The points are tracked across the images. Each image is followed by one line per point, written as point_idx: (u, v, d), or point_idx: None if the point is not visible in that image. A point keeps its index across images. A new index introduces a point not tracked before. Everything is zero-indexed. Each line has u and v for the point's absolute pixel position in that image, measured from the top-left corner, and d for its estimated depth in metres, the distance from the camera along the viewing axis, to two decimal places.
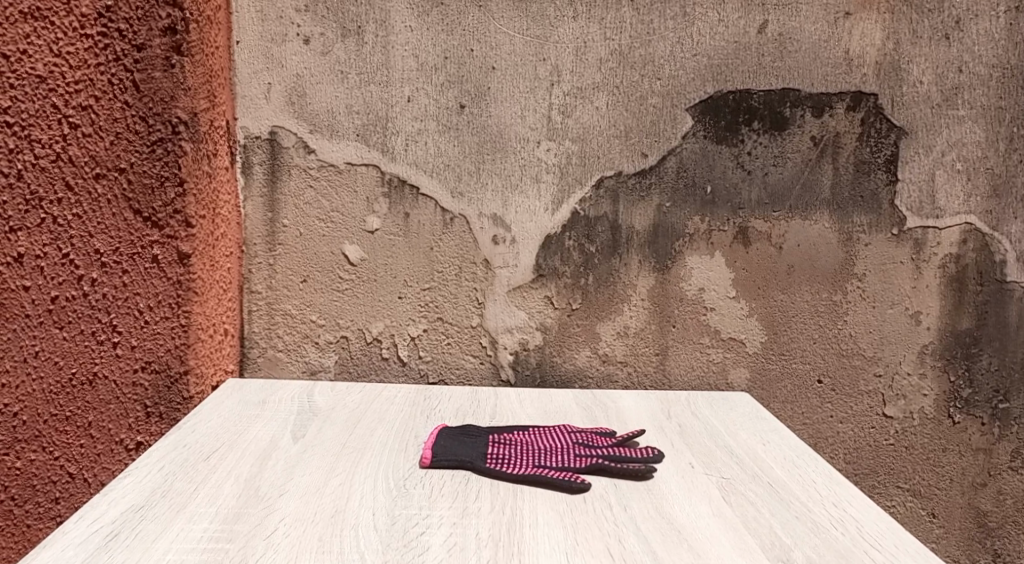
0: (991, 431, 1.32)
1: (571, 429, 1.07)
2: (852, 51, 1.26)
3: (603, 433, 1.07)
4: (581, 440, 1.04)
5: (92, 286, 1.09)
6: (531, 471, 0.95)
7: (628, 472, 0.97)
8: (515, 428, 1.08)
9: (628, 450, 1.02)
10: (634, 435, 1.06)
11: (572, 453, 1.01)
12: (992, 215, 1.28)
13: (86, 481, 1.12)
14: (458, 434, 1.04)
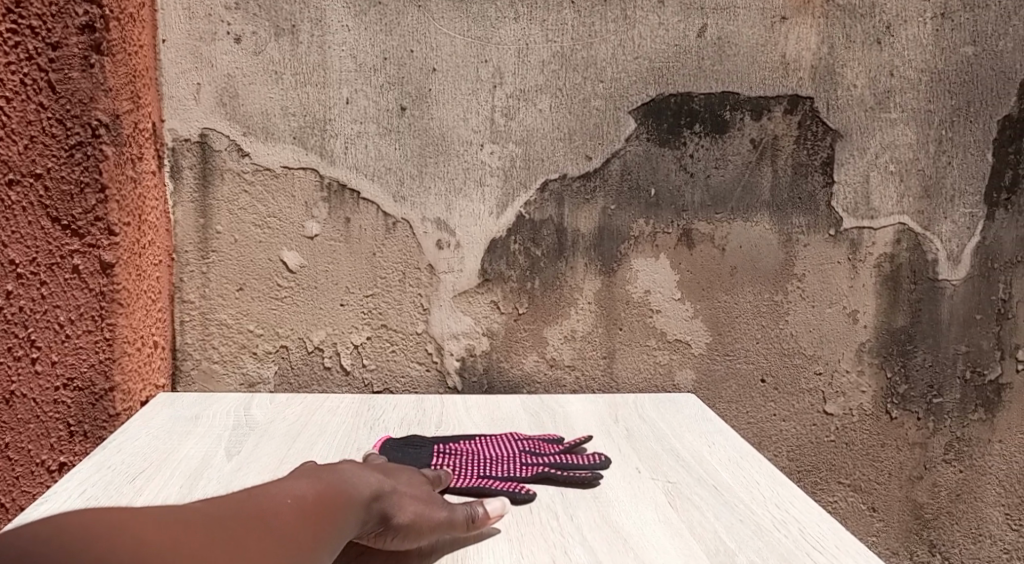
0: (926, 425, 1.35)
1: (517, 438, 1.06)
2: (788, 55, 1.28)
3: (551, 441, 1.06)
4: (528, 448, 1.02)
5: (6, 300, 1.01)
6: (476, 482, 0.93)
7: (575, 480, 0.95)
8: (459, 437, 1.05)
9: (576, 457, 1.00)
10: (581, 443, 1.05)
11: (520, 462, 0.99)
12: (924, 216, 1.32)
13: (3, 507, 1.06)
14: (400, 445, 1.01)
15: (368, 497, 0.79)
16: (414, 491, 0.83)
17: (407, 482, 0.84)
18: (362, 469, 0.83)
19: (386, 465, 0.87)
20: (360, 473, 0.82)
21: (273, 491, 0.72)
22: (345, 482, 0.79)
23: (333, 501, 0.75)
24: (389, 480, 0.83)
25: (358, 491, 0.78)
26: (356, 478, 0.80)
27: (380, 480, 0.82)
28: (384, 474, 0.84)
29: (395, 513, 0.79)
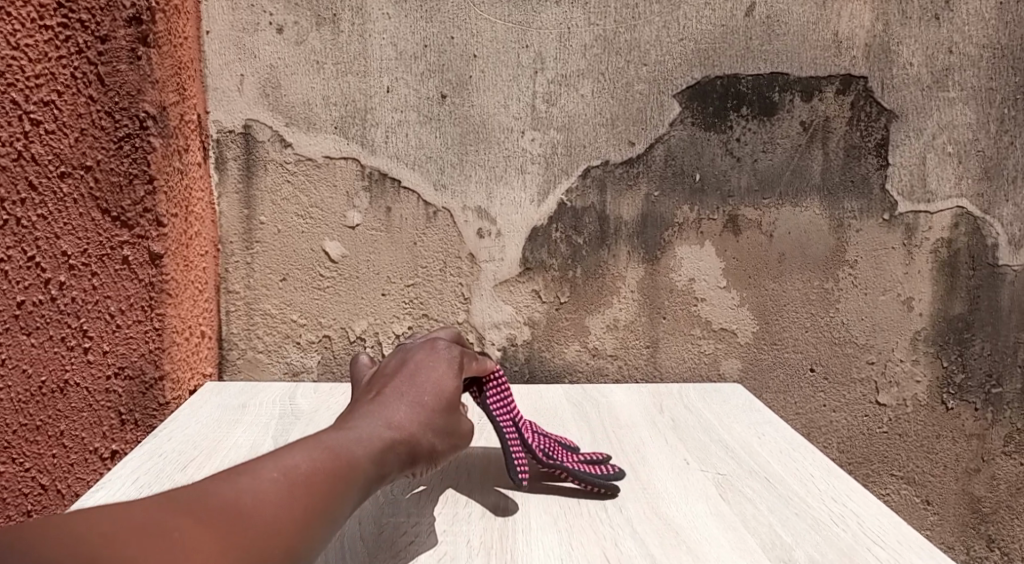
0: (984, 416, 1.31)
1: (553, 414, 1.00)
2: (841, 33, 1.24)
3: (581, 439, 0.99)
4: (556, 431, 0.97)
5: (60, 291, 1.04)
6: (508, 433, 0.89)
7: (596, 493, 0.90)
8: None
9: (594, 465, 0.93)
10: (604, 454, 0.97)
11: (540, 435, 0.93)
12: (984, 199, 1.26)
13: (60, 493, 1.09)
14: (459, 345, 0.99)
15: (378, 439, 0.73)
16: (434, 425, 0.80)
17: (425, 413, 0.80)
18: (371, 419, 0.76)
19: (394, 387, 0.81)
20: (362, 416, 0.76)
21: (268, 459, 0.65)
22: (352, 436, 0.72)
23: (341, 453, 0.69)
24: (405, 420, 0.77)
25: (366, 438, 0.73)
26: (357, 424, 0.74)
27: (388, 416, 0.76)
28: (391, 406, 0.78)
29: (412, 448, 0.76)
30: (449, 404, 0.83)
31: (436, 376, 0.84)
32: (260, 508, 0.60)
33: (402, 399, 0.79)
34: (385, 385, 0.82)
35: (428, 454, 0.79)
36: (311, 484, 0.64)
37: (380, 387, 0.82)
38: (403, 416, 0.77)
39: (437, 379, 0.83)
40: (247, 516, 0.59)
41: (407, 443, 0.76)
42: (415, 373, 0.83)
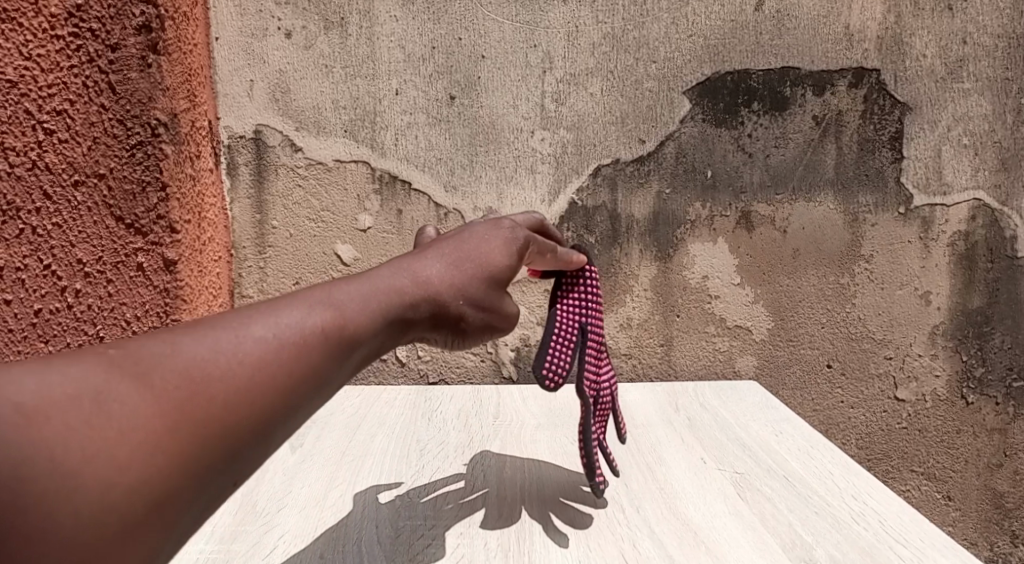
0: (1006, 410, 1.29)
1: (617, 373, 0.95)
2: (852, 26, 1.22)
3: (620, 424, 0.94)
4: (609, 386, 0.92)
5: (75, 298, 1.05)
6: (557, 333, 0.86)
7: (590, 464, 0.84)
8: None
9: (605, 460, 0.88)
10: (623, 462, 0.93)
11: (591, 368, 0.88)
12: (1001, 190, 1.25)
13: None
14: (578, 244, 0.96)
15: (399, 293, 0.64)
16: (467, 289, 0.71)
17: (461, 276, 0.71)
18: (399, 275, 0.66)
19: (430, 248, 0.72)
20: (385, 268, 0.66)
21: (252, 310, 0.56)
22: (371, 286, 0.62)
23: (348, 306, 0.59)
24: (436, 281, 0.68)
25: (386, 289, 0.63)
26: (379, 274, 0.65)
27: (414, 273, 0.67)
28: (420, 264, 0.69)
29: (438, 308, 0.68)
30: (488, 268, 0.74)
31: (481, 246, 0.75)
32: (226, 372, 0.51)
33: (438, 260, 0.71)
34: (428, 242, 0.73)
35: (454, 320, 0.70)
36: (306, 345, 0.55)
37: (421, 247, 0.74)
38: (431, 276, 0.68)
39: (479, 243, 0.75)
40: (210, 384, 0.50)
41: (432, 301, 0.67)
42: (456, 237, 0.75)
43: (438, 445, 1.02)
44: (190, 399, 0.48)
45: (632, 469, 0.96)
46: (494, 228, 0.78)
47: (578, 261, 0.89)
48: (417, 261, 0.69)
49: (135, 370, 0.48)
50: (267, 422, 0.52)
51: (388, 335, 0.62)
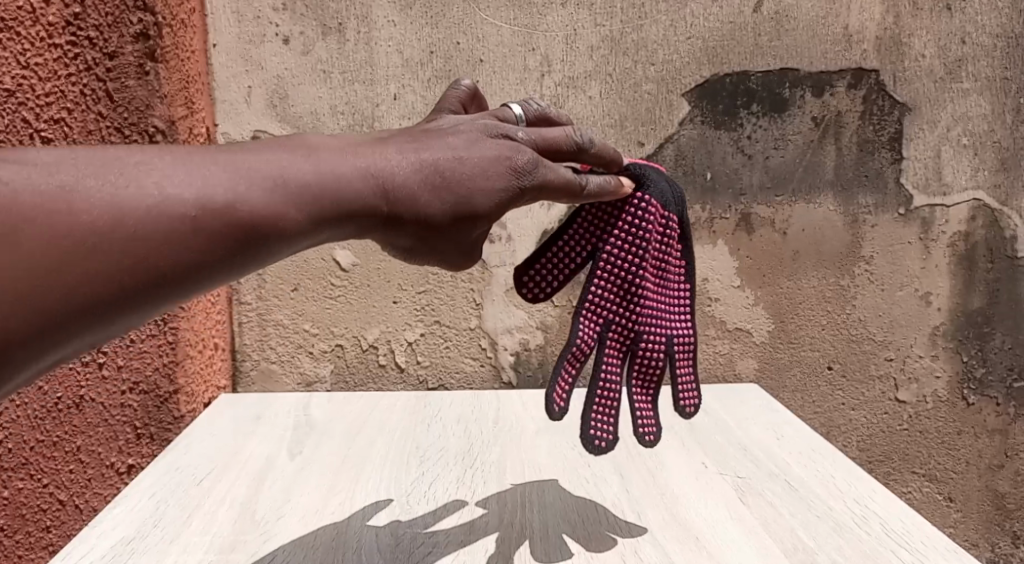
0: (1006, 410, 1.29)
1: (664, 318, 0.87)
2: (851, 27, 1.22)
3: (652, 379, 0.86)
4: (638, 327, 0.85)
5: None
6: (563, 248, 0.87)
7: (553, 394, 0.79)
8: (676, 239, 0.90)
9: (606, 407, 0.82)
10: (649, 422, 0.84)
11: (601, 299, 0.84)
12: (1001, 190, 1.24)
13: (78, 508, 1.08)
14: (650, 174, 0.89)
15: (331, 179, 0.62)
16: (428, 192, 0.67)
17: (425, 180, 0.67)
18: (355, 164, 0.64)
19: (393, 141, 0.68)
20: (322, 149, 0.64)
21: (180, 166, 0.56)
22: (312, 176, 0.61)
23: (257, 185, 0.58)
24: (393, 180, 0.65)
25: (318, 177, 0.61)
26: (314, 155, 0.63)
27: (358, 163, 0.64)
28: (371, 154, 0.65)
29: (382, 210, 0.64)
30: (457, 180, 0.68)
31: (468, 155, 0.69)
32: (105, 237, 0.51)
33: (407, 157, 0.67)
34: (413, 132, 0.70)
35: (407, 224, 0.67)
36: (213, 224, 0.55)
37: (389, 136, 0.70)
38: (378, 167, 0.65)
39: (451, 149, 0.69)
40: (85, 249, 0.50)
41: (382, 201, 0.64)
42: (428, 142, 0.69)
43: (439, 451, 1.02)
44: (74, 248, 0.50)
45: (633, 474, 0.95)
46: (484, 142, 0.72)
47: (611, 193, 0.80)
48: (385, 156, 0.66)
49: (0, 224, 0.47)
50: (153, 285, 0.53)
51: (314, 225, 0.60)
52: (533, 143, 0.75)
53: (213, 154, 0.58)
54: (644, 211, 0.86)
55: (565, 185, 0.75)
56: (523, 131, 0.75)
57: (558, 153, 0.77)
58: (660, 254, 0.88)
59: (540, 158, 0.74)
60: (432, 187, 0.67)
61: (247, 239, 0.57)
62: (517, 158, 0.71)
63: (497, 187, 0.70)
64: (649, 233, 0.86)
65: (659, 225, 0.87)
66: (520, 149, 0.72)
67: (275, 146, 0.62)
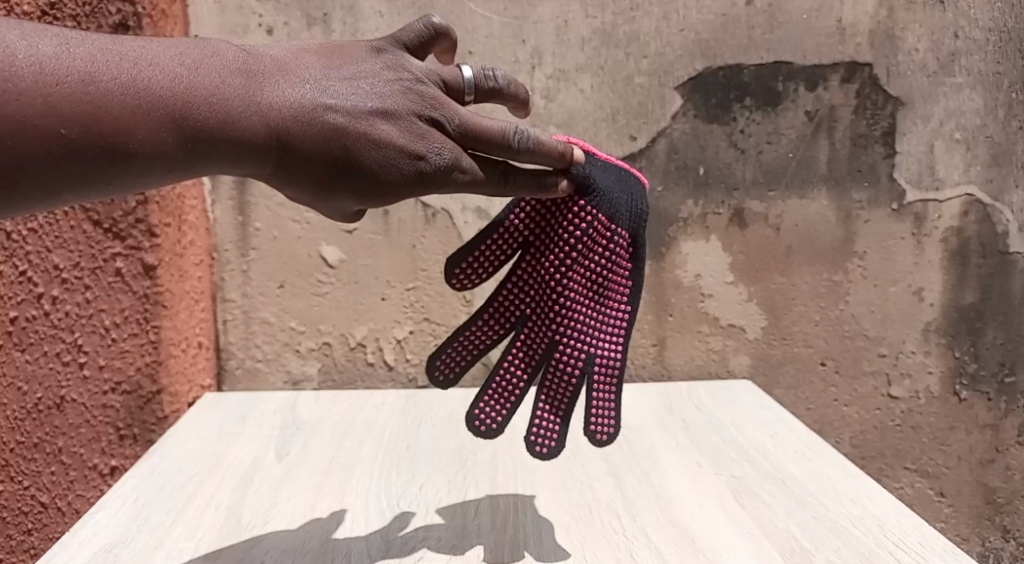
0: (998, 406, 1.29)
1: (588, 332, 0.84)
2: (844, 20, 1.21)
3: (561, 396, 0.83)
4: (553, 330, 0.83)
5: (53, 306, 1.02)
6: (508, 228, 0.85)
7: (451, 373, 0.84)
8: (626, 257, 0.86)
9: (498, 395, 0.83)
10: (547, 434, 0.82)
11: (518, 290, 0.86)
12: (994, 185, 1.24)
13: (60, 510, 1.06)
14: (611, 185, 0.85)
15: (226, 122, 0.62)
16: (324, 152, 0.66)
17: (328, 140, 0.66)
18: (256, 109, 0.63)
19: (315, 82, 0.67)
20: (231, 76, 0.63)
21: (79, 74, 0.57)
22: (204, 117, 0.61)
23: (145, 118, 0.59)
24: (289, 133, 0.65)
25: (212, 118, 0.62)
26: (220, 85, 0.63)
27: (263, 107, 0.64)
28: (281, 99, 0.65)
29: (270, 162, 0.66)
30: (359, 156, 0.67)
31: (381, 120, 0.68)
32: None
33: (313, 111, 0.65)
34: (340, 73, 0.69)
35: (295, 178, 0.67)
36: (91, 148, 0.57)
37: (316, 73, 0.68)
38: (281, 117, 0.64)
39: (364, 113, 0.67)
40: None
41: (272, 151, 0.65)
42: (348, 99, 0.67)
43: (430, 452, 1.00)
44: None
45: (627, 474, 0.94)
46: (406, 119, 0.69)
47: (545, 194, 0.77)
48: (289, 104, 0.65)
49: None
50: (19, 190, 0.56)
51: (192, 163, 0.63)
52: (463, 132, 0.71)
53: (113, 60, 0.59)
54: (585, 220, 0.83)
55: (480, 184, 0.73)
56: (456, 119, 0.71)
57: (489, 146, 0.73)
58: (600, 267, 0.85)
59: (459, 154, 0.71)
60: (328, 157, 0.66)
61: (120, 171, 0.59)
62: (428, 155, 0.69)
63: (398, 180, 0.68)
64: (585, 241, 0.83)
65: (603, 238, 0.85)
66: (438, 143, 0.70)
67: (184, 63, 0.62)
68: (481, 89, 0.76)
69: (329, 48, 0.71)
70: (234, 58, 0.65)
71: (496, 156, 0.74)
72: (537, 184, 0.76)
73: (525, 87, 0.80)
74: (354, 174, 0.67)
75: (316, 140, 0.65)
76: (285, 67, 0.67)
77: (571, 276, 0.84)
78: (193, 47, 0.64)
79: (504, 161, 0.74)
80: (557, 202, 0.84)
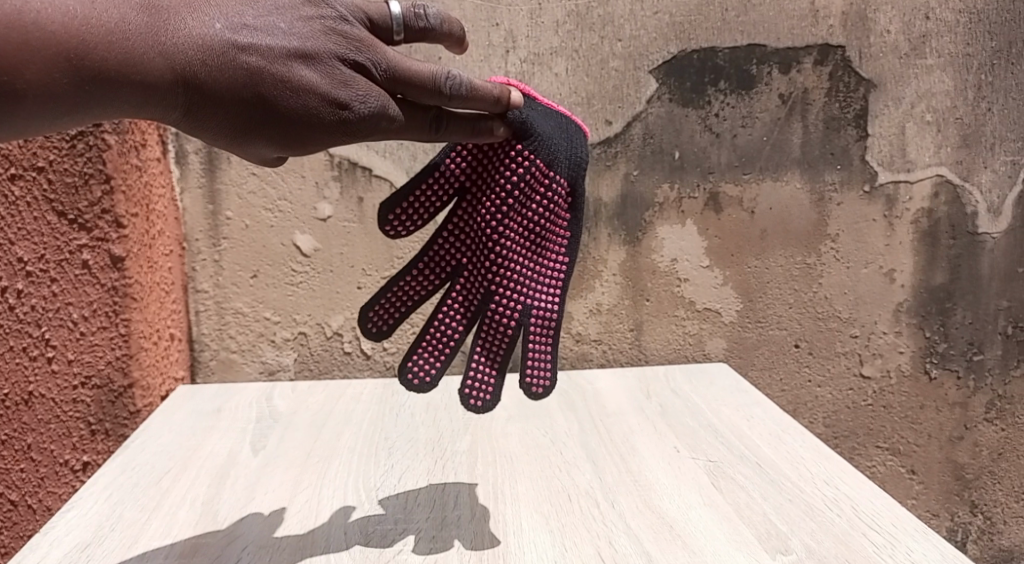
0: (967, 384, 1.31)
1: (525, 280, 0.86)
2: (818, 2, 1.21)
3: (498, 346, 0.86)
4: (489, 277, 0.85)
5: (18, 299, 0.99)
6: (443, 174, 0.86)
7: (387, 321, 0.86)
8: (564, 205, 0.88)
9: (433, 347, 0.86)
10: (483, 383, 0.85)
11: (456, 238, 0.88)
12: (963, 166, 1.25)
13: (31, 508, 1.04)
14: (550, 131, 0.87)
15: (128, 63, 0.61)
16: (233, 95, 0.66)
17: (236, 82, 0.65)
18: (156, 49, 0.63)
19: (224, 18, 0.66)
20: (132, 14, 0.62)
21: None
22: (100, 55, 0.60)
23: (36, 55, 0.57)
24: (194, 74, 0.64)
25: (112, 59, 0.61)
26: (118, 23, 0.61)
27: (167, 48, 0.63)
28: (188, 41, 0.64)
29: (177, 105, 0.65)
30: (274, 101, 0.67)
31: (294, 63, 0.67)
32: None
33: (218, 51, 0.65)
34: (249, 9, 0.67)
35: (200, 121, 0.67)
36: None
37: (227, 8, 0.66)
38: (188, 61, 0.64)
39: (277, 55, 0.66)
40: None
41: (174, 92, 0.64)
42: (264, 40, 0.66)
43: (407, 443, 0.99)
44: None
45: (605, 460, 0.94)
46: (326, 63, 0.68)
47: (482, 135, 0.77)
48: (191, 44, 0.64)
49: None
50: None
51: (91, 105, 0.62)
52: (390, 77, 0.71)
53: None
54: (522, 166, 0.85)
55: (410, 131, 0.73)
56: (384, 63, 0.70)
57: (418, 90, 0.72)
58: (537, 215, 0.86)
59: (386, 103, 0.71)
60: (242, 101, 0.66)
61: (8, 112, 0.58)
62: (351, 103, 0.69)
63: (320, 126, 0.68)
64: (522, 187, 0.85)
65: (541, 185, 0.86)
66: (364, 91, 0.69)
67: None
68: (411, 28, 0.74)
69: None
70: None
71: (427, 101, 0.73)
72: (471, 128, 0.76)
73: (460, 25, 0.77)
74: (271, 119, 0.67)
75: (222, 82, 0.65)
76: (192, 3, 0.66)
77: (508, 223, 0.85)
78: None
79: (436, 107, 0.74)
80: (494, 147, 0.86)
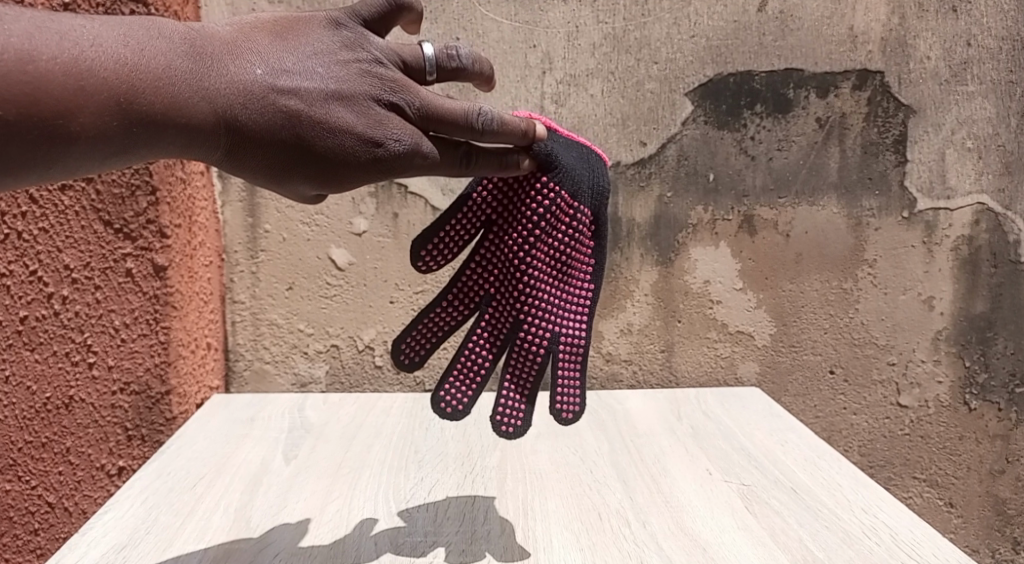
0: (1008, 416, 1.28)
1: (553, 310, 0.86)
2: (856, 27, 1.21)
3: (527, 376, 0.86)
4: (518, 309, 0.86)
5: (63, 305, 1.02)
6: (467, 209, 0.86)
7: (415, 356, 0.87)
8: (588, 233, 0.89)
9: (462, 380, 0.86)
10: (513, 415, 0.85)
11: (483, 270, 0.88)
12: (1005, 194, 1.23)
13: (67, 511, 1.07)
14: (573, 162, 0.87)
15: (174, 107, 0.63)
16: (273, 136, 0.67)
17: (276, 125, 0.67)
18: (202, 94, 0.65)
19: (264, 63, 0.68)
20: (178, 60, 0.64)
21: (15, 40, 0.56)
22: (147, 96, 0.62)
23: (89, 99, 0.59)
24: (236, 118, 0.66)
25: (159, 101, 0.63)
26: (166, 67, 0.63)
27: (212, 93, 0.65)
28: (230, 85, 0.66)
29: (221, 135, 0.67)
30: (313, 143, 0.68)
31: (331, 108, 0.69)
32: None
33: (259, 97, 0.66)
34: (289, 55, 0.69)
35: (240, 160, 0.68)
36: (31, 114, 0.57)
37: (268, 53, 0.68)
38: (231, 104, 0.66)
39: (315, 101, 0.68)
40: None
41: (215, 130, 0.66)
42: (304, 83, 0.68)
43: (437, 456, 0.99)
44: None
45: (637, 481, 0.93)
46: (364, 104, 0.70)
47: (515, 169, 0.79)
48: (234, 89, 0.66)
49: None
50: None
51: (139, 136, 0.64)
52: (424, 116, 0.72)
53: (52, 37, 0.59)
54: (548, 197, 0.85)
55: (442, 168, 0.74)
56: (417, 103, 0.72)
57: (451, 128, 0.73)
58: (563, 245, 0.87)
59: (419, 140, 0.72)
60: (281, 142, 0.68)
61: (59, 150, 0.59)
62: (386, 141, 0.70)
63: (356, 165, 0.70)
64: (549, 218, 0.86)
65: (566, 215, 0.87)
66: (398, 129, 0.71)
67: (127, 43, 0.62)
68: (444, 69, 0.75)
69: (281, 22, 0.72)
70: (181, 38, 0.65)
71: (457, 137, 0.75)
72: (499, 163, 0.78)
73: (489, 64, 0.78)
74: (310, 157, 0.69)
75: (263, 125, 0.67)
76: (234, 48, 0.68)
77: (535, 253, 0.86)
78: (132, 25, 0.64)
79: (467, 143, 0.75)
80: (521, 179, 0.86)
